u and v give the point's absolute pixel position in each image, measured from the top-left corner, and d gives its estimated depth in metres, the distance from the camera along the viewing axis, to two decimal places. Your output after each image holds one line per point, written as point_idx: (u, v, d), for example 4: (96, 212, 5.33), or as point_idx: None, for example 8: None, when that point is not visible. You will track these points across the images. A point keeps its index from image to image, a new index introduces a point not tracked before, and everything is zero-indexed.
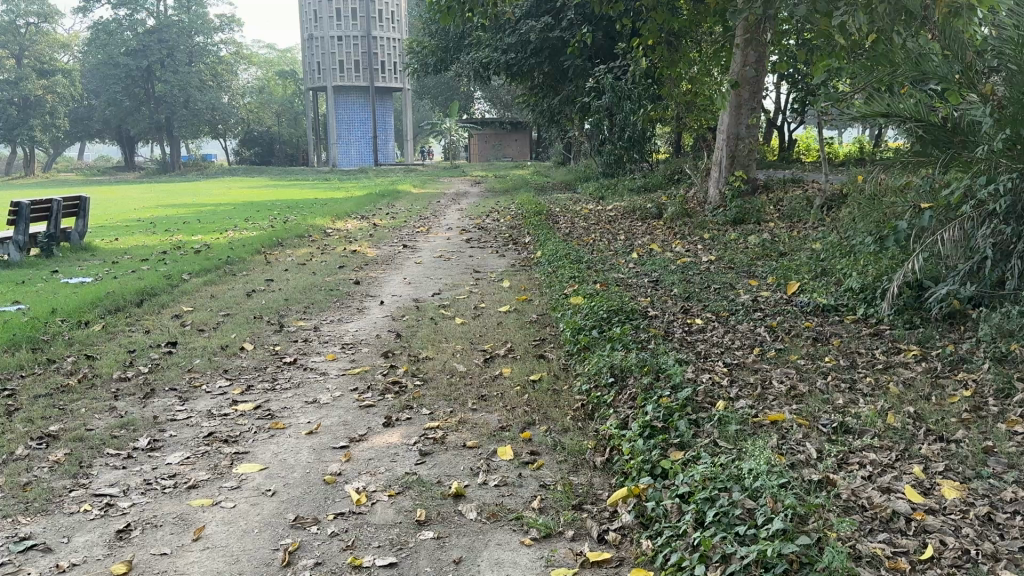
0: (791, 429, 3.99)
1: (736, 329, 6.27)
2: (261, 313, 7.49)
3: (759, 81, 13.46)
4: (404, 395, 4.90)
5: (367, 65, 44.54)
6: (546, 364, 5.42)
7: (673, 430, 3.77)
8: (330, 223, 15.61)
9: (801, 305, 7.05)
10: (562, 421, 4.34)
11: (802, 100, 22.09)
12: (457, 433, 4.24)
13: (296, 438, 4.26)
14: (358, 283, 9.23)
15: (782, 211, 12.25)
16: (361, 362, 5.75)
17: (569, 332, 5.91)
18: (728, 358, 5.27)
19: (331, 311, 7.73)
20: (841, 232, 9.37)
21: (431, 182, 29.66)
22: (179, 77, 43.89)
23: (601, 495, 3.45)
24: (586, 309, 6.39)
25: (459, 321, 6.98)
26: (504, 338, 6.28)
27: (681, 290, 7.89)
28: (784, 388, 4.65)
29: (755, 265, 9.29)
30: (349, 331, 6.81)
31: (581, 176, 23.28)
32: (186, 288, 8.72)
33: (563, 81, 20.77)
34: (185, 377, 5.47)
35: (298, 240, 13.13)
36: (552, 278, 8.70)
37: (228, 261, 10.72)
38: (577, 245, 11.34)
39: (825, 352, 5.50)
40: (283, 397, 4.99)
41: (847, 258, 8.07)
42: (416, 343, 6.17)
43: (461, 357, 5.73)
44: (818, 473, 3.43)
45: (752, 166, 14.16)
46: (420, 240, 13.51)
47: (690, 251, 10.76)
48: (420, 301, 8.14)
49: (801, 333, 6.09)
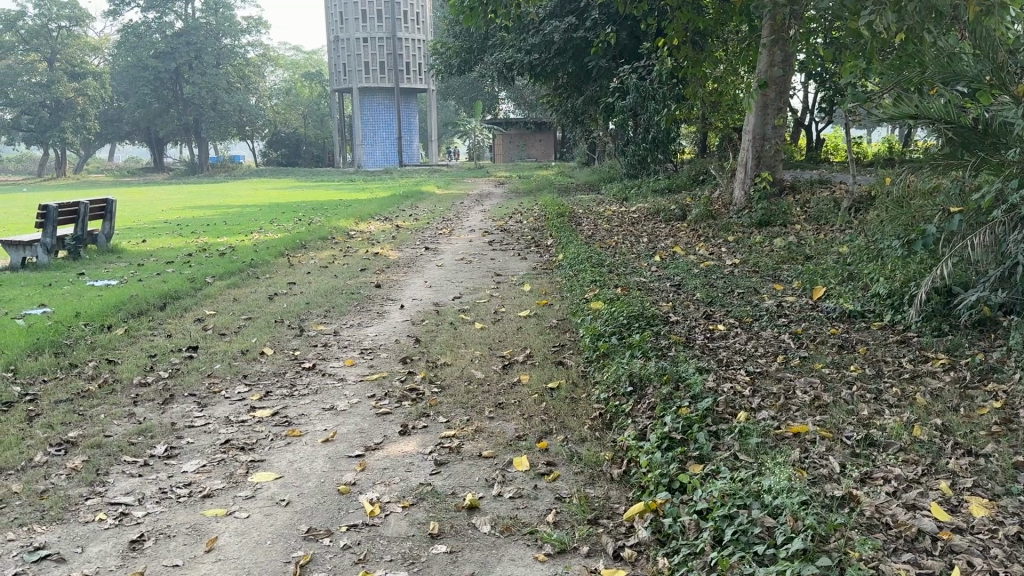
0: (814, 442, 3.90)
1: (760, 335, 6.17)
2: (282, 317, 7.51)
3: (786, 81, 13.29)
4: (421, 402, 4.87)
5: (392, 66, 44.70)
6: (565, 372, 5.36)
7: (692, 443, 3.70)
8: (353, 225, 15.66)
9: (827, 311, 6.93)
10: (580, 430, 4.28)
11: (830, 99, 21.82)
12: (474, 442, 4.20)
13: (312, 446, 4.24)
14: (379, 287, 9.23)
15: (809, 213, 12.09)
16: (379, 368, 5.72)
17: (589, 338, 5.84)
18: (750, 366, 5.18)
19: (352, 315, 7.74)
20: (869, 235, 9.22)
21: (455, 183, 29.70)
22: (207, 79, 44.38)
23: (617, 509, 3.39)
24: (606, 314, 6.32)
25: (478, 326, 6.95)
26: (524, 343, 6.23)
27: (704, 295, 7.79)
28: (808, 398, 4.55)
29: (780, 268, 9.16)
30: (368, 336, 6.80)
31: (605, 177, 23.16)
32: (209, 291, 8.76)
33: (587, 82, 20.68)
34: (204, 382, 5.49)
35: (321, 242, 13.17)
36: (574, 282, 8.64)
37: (251, 263, 10.77)
38: (600, 248, 11.26)
39: (850, 361, 5.39)
40: (300, 403, 4.98)
41: (875, 262, 7.94)
42: (434, 349, 6.14)
43: (479, 364, 5.69)
44: (841, 489, 3.34)
45: (778, 167, 13.99)
46: (443, 242, 13.51)
47: (714, 254, 10.64)
48: (440, 304, 8.12)
49: (826, 340, 5.98)
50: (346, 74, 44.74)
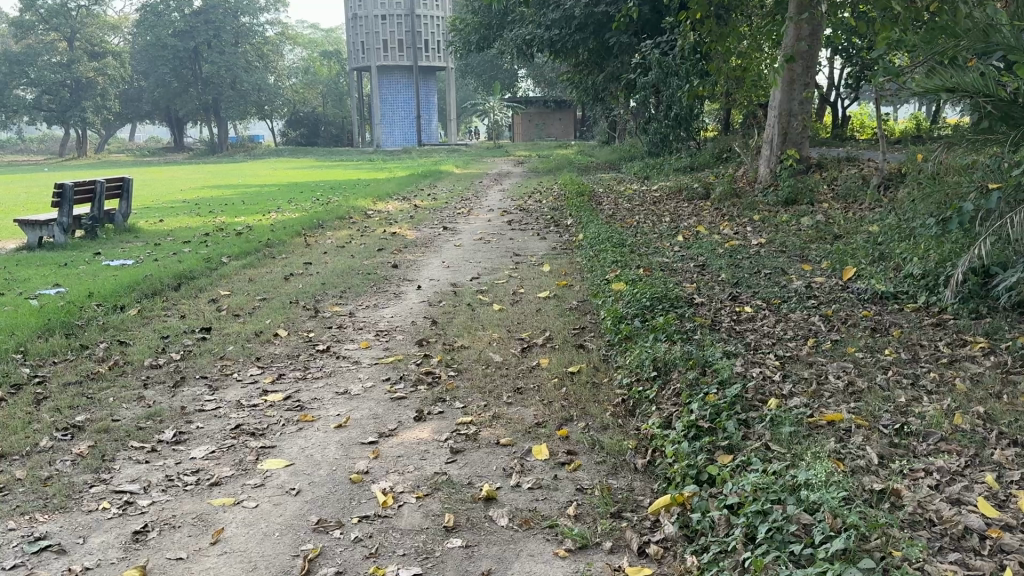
0: (850, 431, 3.69)
1: (789, 317, 5.96)
2: (297, 298, 7.38)
3: (813, 55, 12.95)
4: (437, 387, 4.71)
5: (411, 44, 44.40)
6: (586, 356, 5.18)
7: (722, 433, 3.52)
8: (372, 204, 15.55)
9: (858, 293, 6.68)
10: (602, 417, 4.11)
11: (858, 75, 21.36)
12: (492, 430, 4.04)
13: (325, 432, 4.10)
14: (397, 266, 9.09)
15: (837, 191, 11.79)
16: (394, 350, 5.57)
17: (611, 320, 5.66)
18: (779, 351, 4.98)
19: (368, 295, 7.60)
20: (901, 214, 8.94)
21: (475, 162, 29.47)
22: (226, 58, 44.30)
23: (642, 502, 3.21)
24: (628, 296, 6.12)
25: (497, 307, 6.79)
26: (544, 326, 6.04)
27: (729, 276, 7.56)
28: (841, 385, 4.35)
29: (808, 249, 8.90)
30: (383, 317, 6.65)
31: (625, 156, 22.84)
32: (224, 271, 8.66)
33: (608, 58, 20.36)
34: (217, 365, 5.37)
35: (338, 221, 13.05)
36: (595, 261, 8.45)
37: (269, 243, 10.67)
38: (621, 227, 11.06)
39: (885, 344, 5.16)
40: (313, 387, 4.83)
41: (907, 242, 7.67)
42: (452, 331, 5.98)
43: (498, 347, 5.53)
44: (881, 482, 3.13)
45: (805, 144, 13.68)
46: (462, 222, 13.33)
47: (739, 233, 10.40)
48: (458, 285, 7.96)
49: (858, 323, 5.75)
50: (365, 53, 44.48)
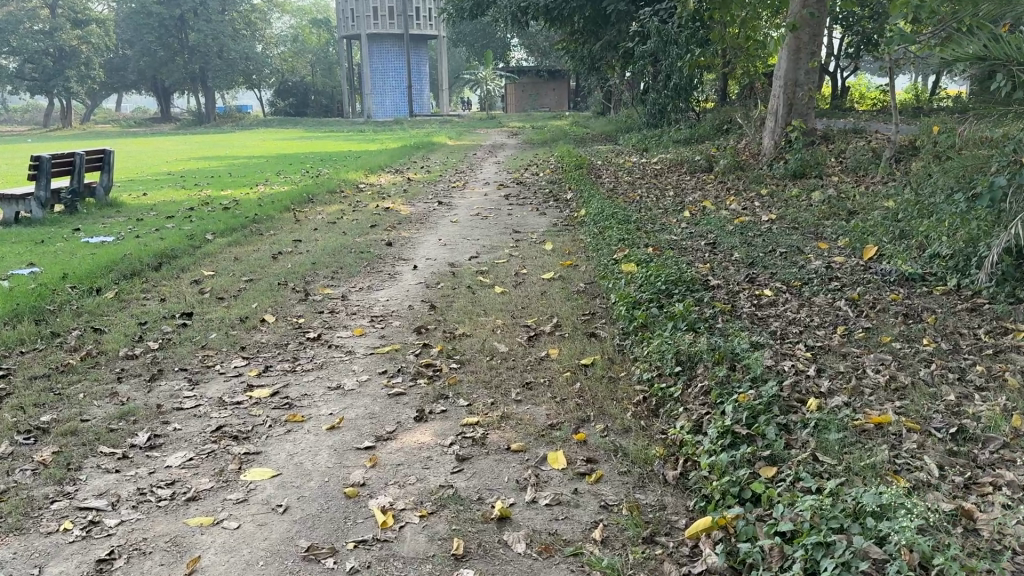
0: (902, 437, 3.30)
1: (813, 302, 5.57)
2: (286, 279, 6.95)
3: (820, 23, 12.47)
4: (438, 381, 4.31)
5: (401, 12, 43.58)
6: (599, 346, 4.80)
7: (762, 441, 3.15)
8: (363, 177, 15.07)
9: (883, 274, 6.29)
10: (621, 418, 3.72)
11: (860, 44, 20.88)
12: (501, 432, 3.65)
13: (316, 435, 3.70)
14: (390, 244, 8.67)
15: (846, 163, 11.37)
16: (391, 339, 5.17)
17: (624, 306, 5.26)
18: (808, 341, 4.59)
19: (361, 276, 7.18)
20: (919, 188, 8.53)
21: (467, 133, 28.90)
22: (213, 26, 43.36)
23: (677, 523, 2.83)
24: (640, 279, 5.73)
25: (499, 290, 6.38)
26: (551, 312, 5.65)
27: (743, 255, 7.17)
28: (882, 381, 3.96)
29: (823, 225, 8.49)
30: (378, 301, 6.24)
31: (622, 127, 22.34)
32: (209, 249, 8.22)
33: (605, 27, 19.83)
34: (198, 355, 4.97)
35: (329, 195, 12.61)
36: (600, 239, 8.05)
37: (256, 218, 10.22)
38: (623, 202, 10.66)
39: (922, 332, 4.77)
40: (303, 381, 4.43)
41: (930, 219, 7.28)
42: (452, 318, 5.58)
43: (503, 336, 5.14)
44: (950, 500, 2.74)
45: (811, 116, 13.23)
46: (457, 196, 12.89)
47: (747, 208, 10.00)
48: (456, 265, 7.55)
49: (887, 307, 5.37)
50: (354, 21, 43.59)
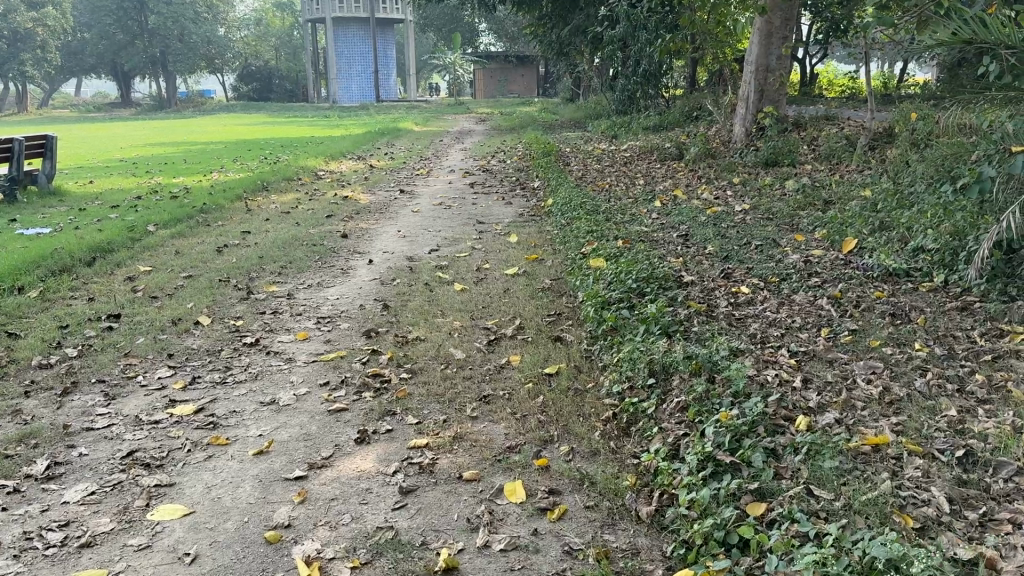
0: (904, 463, 2.92)
1: (793, 300, 5.21)
2: (228, 276, 6.45)
3: (792, 7, 12.14)
4: (385, 395, 3.87)
5: None
6: (564, 352, 4.38)
7: (748, 470, 2.75)
8: (323, 164, 14.52)
9: (865, 269, 5.93)
10: (587, 438, 3.31)
11: (829, 31, 20.69)
12: (451, 456, 3.22)
13: (240, 463, 3.25)
14: (346, 236, 8.18)
15: (819, 151, 11.08)
16: (337, 344, 4.72)
17: (592, 307, 4.85)
18: (791, 345, 4.21)
19: (310, 271, 6.69)
20: (897, 178, 8.23)
21: (433, 119, 28.37)
22: (172, 8, 42.12)
23: (651, 573, 2.43)
24: (610, 276, 5.32)
25: (458, 287, 5.94)
26: (512, 312, 5.23)
27: (717, 249, 6.80)
28: (876, 393, 3.58)
29: (798, 217, 8.14)
30: (327, 300, 5.77)
31: (591, 113, 21.96)
32: (149, 242, 7.68)
33: (573, 11, 19.40)
34: (120, 364, 4.47)
35: (286, 183, 12.06)
36: (567, 232, 7.65)
37: (204, 208, 9.68)
38: (592, 191, 10.27)
39: (912, 334, 4.41)
40: (233, 398, 3.96)
41: (911, 209, 6.96)
42: (406, 319, 5.14)
43: (460, 340, 4.71)
44: (967, 546, 2.36)
45: (783, 102, 12.92)
46: (420, 184, 12.41)
47: (719, 198, 9.66)
48: (415, 259, 7.10)
49: (873, 306, 5.01)
50: (319, 3, 42.64)
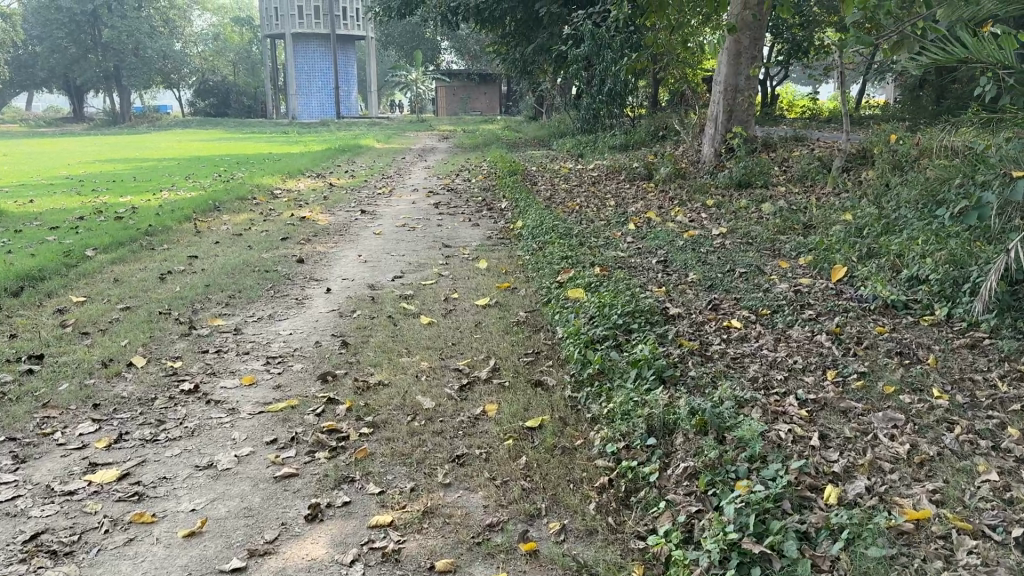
0: (956, 545, 2.49)
1: (789, 335, 4.81)
2: (169, 309, 5.90)
3: (762, 26, 11.90)
4: (343, 457, 3.37)
5: (327, 11, 42.10)
6: (547, 399, 3.92)
7: (780, 564, 2.34)
8: (279, 182, 13.93)
9: (860, 301, 5.54)
10: (580, 512, 2.84)
11: (792, 52, 20.71)
12: (420, 539, 2.73)
13: (168, 550, 2.72)
14: (301, 261, 7.64)
15: (792, 173, 10.82)
16: (287, 391, 4.22)
17: (574, 346, 4.40)
18: (799, 391, 3.79)
19: (262, 302, 6.15)
20: (879, 202, 7.94)
21: (395, 136, 27.83)
22: (128, 22, 40.98)
23: None
24: (591, 310, 4.88)
25: (425, 320, 5.45)
26: (485, 350, 4.75)
27: (699, 277, 6.41)
28: (904, 453, 3.16)
29: (779, 241, 7.79)
30: (280, 337, 5.25)
31: (555, 131, 21.66)
32: (86, 269, 7.07)
33: (537, 29, 19.11)
34: (36, 419, 3.90)
35: (239, 202, 11.46)
36: (540, 258, 7.22)
37: (149, 230, 9.05)
38: (562, 212, 9.87)
39: (926, 377, 4.02)
40: (166, 465, 3.43)
41: (899, 235, 6.64)
42: (367, 359, 4.63)
43: (428, 384, 4.22)
44: None
45: (752, 122, 12.67)
46: (382, 204, 11.90)
47: (694, 221, 9.31)
48: (376, 287, 6.59)
49: (877, 343, 4.62)
50: (278, 19, 41.96)
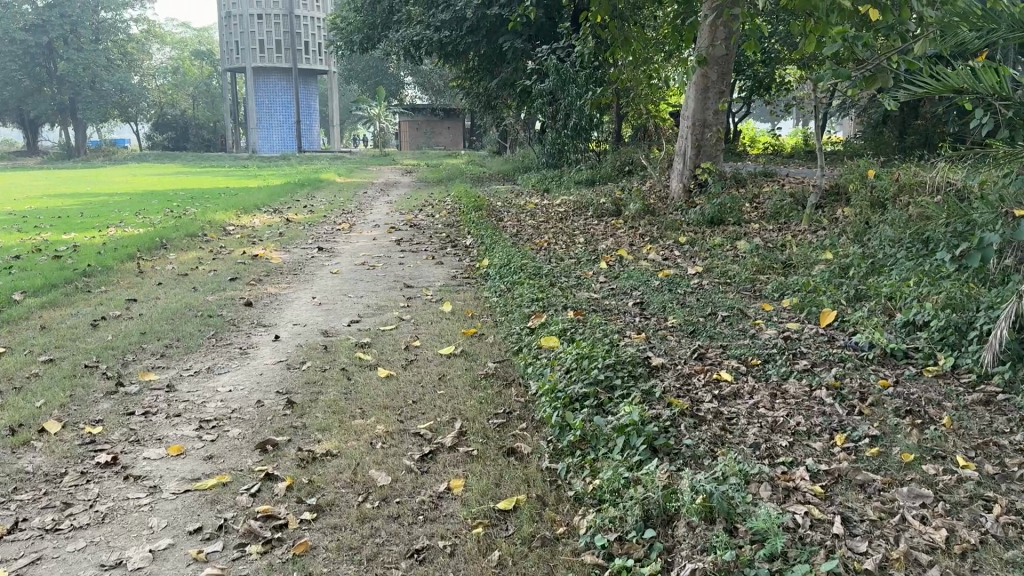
0: None
1: (786, 390, 4.36)
2: (97, 361, 5.30)
3: (729, 61, 11.63)
4: (280, 552, 2.83)
5: (289, 45, 41.64)
6: (522, 472, 3.41)
7: None
8: (234, 218, 13.30)
9: (855, 348, 5.11)
10: None
11: (755, 89, 20.73)
12: None
13: None
14: (250, 304, 7.07)
15: (764, 209, 10.51)
16: (221, 463, 3.67)
17: (551, 407, 3.90)
18: (808, 462, 3.32)
19: (202, 352, 5.58)
20: (860, 241, 7.62)
21: (357, 170, 27.31)
22: (84, 56, 40.01)
23: None
24: (568, 363, 4.38)
25: (383, 373, 4.90)
26: (449, 409, 4.23)
27: (679, 321, 5.96)
28: (943, 542, 2.70)
29: (758, 281, 7.40)
30: (219, 394, 4.67)
31: (519, 166, 21.34)
32: (9, 316, 6.42)
33: (500, 63, 18.83)
34: None
35: (189, 240, 10.83)
36: (509, 300, 6.74)
37: (88, 270, 8.40)
38: (530, 250, 9.42)
39: (946, 442, 3.58)
40: (65, 564, 2.86)
41: (888, 277, 6.28)
42: (316, 423, 4.07)
43: (384, 453, 3.68)
44: None
45: (721, 158, 12.37)
46: (340, 241, 11.36)
47: (668, 259, 8.91)
48: (331, 334, 6.04)
49: (883, 399, 4.18)
50: (238, 53, 41.39)
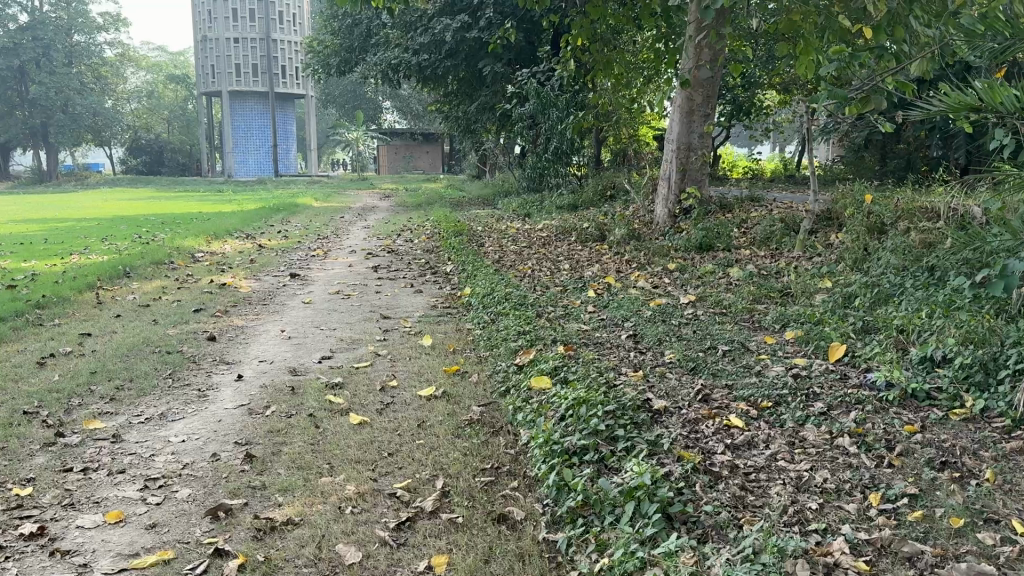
0: None
1: (805, 438, 3.92)
2: (38, 407, 4.75)
3: (715, 84, 11.25)
4: None
5: (265, 69, 41.18)
6: (516, 543, 2.94)
7: None
8: (203, 244, 12.73)
9: (870, 388, 4.69)
10: None
11: (737, 113, 20.57)
12: None
13: None
14: (213, 338, 6.54)
15: (754, 234, 10.15)
16: (165, 534, 3.16)
17: (546, 463, 3.44)
18: (846, 529, 2.89)
19: (156, 395, 5.04)
20: (860, 269, 7.25)
21: (335, 195, 26.82)
22: (56, 79, 39.30)
23: None
24: (562, 410, 3.91)
25: (354, 420, 4.40)
26: (431, 464, 3.74)
27: (678, 356, 5.52)
28: None
29: (756, 311, 7.00)
30: (170, 446, 4.15)
31: (499, 190, 20.96)
32: None
33: (480, 86, 18.49)
34: None
35: (154, 267, 10.27)
36: (493, 333, 6.27)
37: (40, 301, 7.83)
38: (513, 278, 8.97)
39: (994, 501, 3.16)
40: None
41: (896, 307, 5.89)
42: (278, 482, 3.56)
43: (356, 518, 3.19)
44: None
45: (706, 182, 12.00)
46: (314, 268, 10.84)
47: (658, 288, 8.48)
48: (299, 372, 5.53)
49: (915, 447, 3.76)
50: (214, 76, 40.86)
